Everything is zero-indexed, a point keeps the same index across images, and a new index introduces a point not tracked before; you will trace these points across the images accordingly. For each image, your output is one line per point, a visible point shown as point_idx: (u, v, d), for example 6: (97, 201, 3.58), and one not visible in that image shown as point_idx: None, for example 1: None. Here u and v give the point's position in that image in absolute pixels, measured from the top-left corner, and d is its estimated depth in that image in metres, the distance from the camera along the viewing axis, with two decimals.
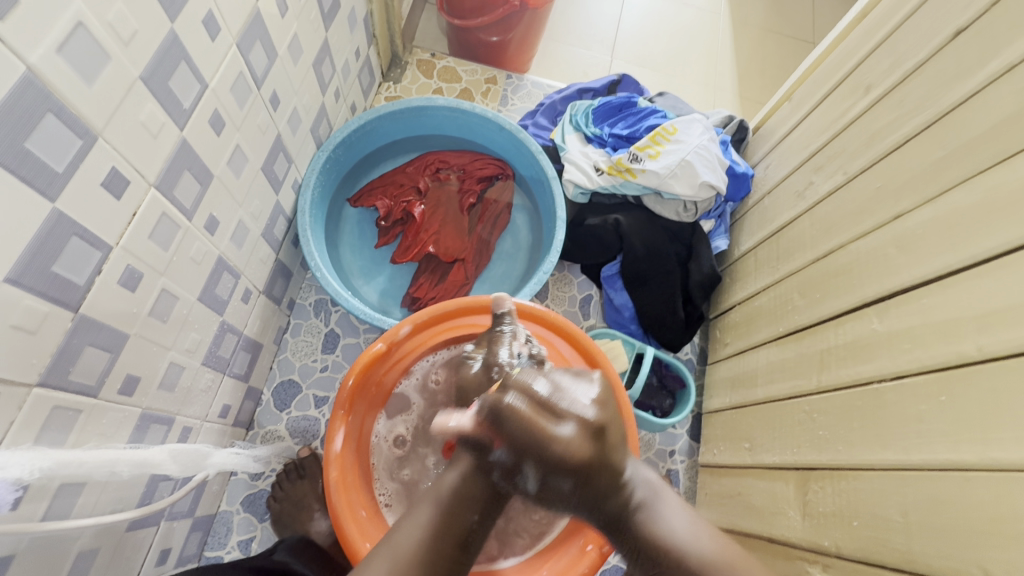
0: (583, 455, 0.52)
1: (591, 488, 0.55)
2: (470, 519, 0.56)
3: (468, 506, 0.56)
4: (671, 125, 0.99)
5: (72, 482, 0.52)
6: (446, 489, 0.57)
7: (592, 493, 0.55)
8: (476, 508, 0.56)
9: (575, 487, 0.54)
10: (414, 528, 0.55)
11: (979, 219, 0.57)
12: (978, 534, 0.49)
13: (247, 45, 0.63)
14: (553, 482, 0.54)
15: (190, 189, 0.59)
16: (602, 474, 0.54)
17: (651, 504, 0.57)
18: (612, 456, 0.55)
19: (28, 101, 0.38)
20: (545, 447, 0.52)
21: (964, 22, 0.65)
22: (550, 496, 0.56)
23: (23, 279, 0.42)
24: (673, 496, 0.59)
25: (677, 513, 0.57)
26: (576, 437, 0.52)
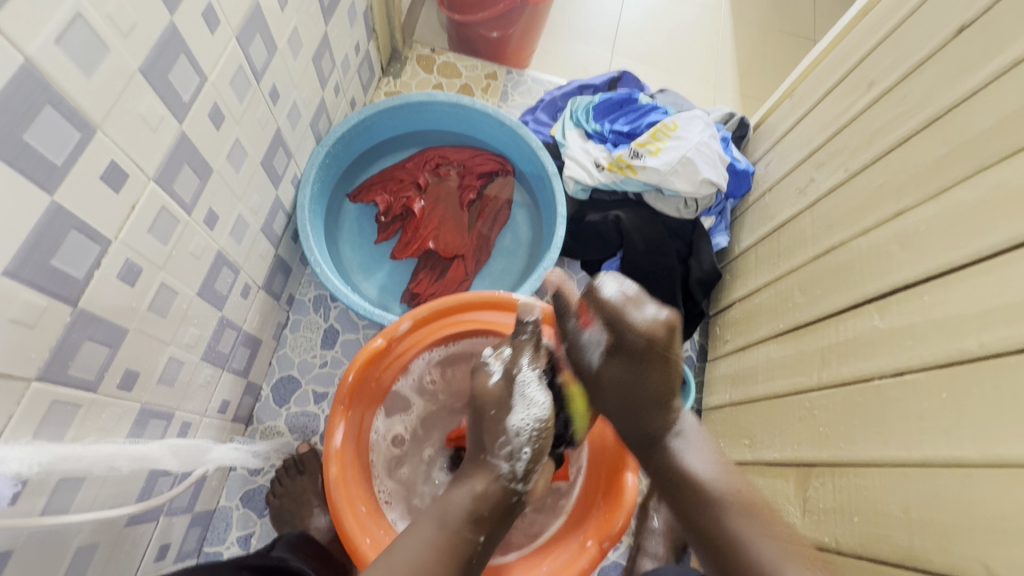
0: (654, 342, 0.63)
1: (647, 378, 0.65)
2: (476, 542, 0.59)
3: (472, 528, 0.59)
4: (672, 122, 0.99)
5: (72, 477, 0.52)
6: (454, 514, 0.60)
7: (643, 387, 0.66)
8: (482, 529, 0.60)
9: (634, 366, 0.65)
10: (418, 543, 0.57)
11: (981, 216, 0.57)
12: (979, 530, 0.50)
13: (247, 38, 0.62)
14: (619, 356, 0.66)
15: (190, 183, 0.59)
16: (655, 373, 0.65)
17: (686, 437, 0.66)
18: (672, 362, 0.65)
19: (27, 92, 0.38)
20: (620, 322, 0.63)
21: (967, 19, 0.65)
22: (609, 373, 0.67)
23: (22, 272, 0.42)
24: (708, 439, 0.67)
25: (705, 451, 0.65)
26: (653, 325, 0.63)
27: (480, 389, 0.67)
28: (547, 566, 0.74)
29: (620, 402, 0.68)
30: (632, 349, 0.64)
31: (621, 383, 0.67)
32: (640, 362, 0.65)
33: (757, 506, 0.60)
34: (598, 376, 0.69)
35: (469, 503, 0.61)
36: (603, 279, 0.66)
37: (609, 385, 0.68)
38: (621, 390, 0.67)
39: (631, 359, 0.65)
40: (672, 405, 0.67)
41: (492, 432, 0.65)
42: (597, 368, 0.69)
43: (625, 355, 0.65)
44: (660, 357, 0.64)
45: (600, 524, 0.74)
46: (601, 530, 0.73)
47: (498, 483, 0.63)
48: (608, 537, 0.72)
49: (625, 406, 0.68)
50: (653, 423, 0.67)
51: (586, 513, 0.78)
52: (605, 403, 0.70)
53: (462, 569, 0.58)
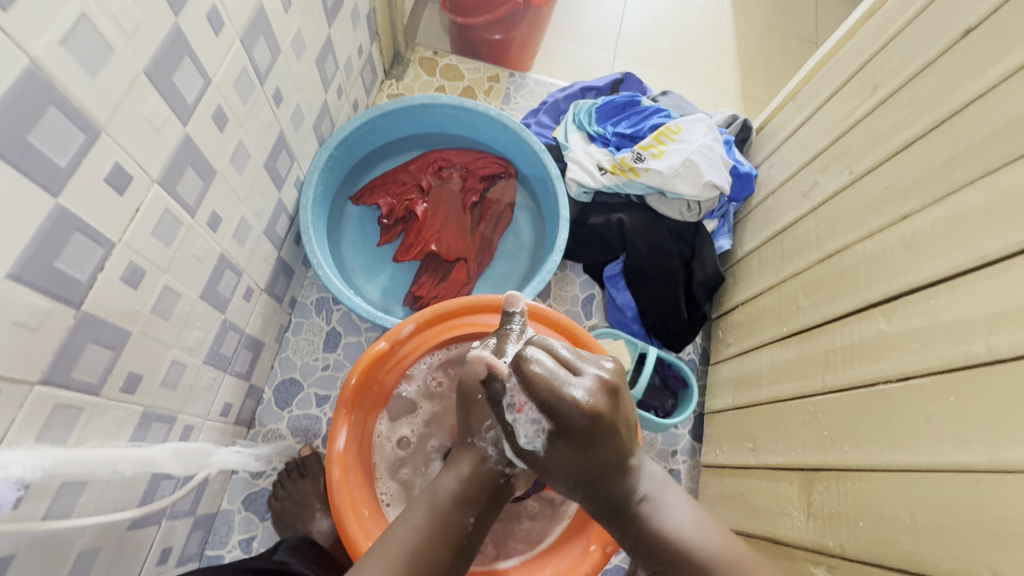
0: (600, 409, 0.56)
1: (597, 449, 0.58)
2: (466, 524, 0.59)
3: (464, 508, 0.59)
4: (675, 124, 0.98)
5: (74, 480, 0.52)
6: (443, 499, 0.59)
7: (595, 462, 0.58)
8: (471, 512, 0.60)
9: (581, 444, 0.58)
10: (408, 531, 0.57)
11: (990, 219, 0.56)
12: (988, 535, 0.49)
13: (251, 41, 0.62)
14: (559, 438, 0.58)
15: (193, 185, 0.59)
16: (608, 441, 0.58)
17: (657, 496, 0.60)
18: (620, 423, 0.59)
19: (32, 94, 0.38)
20: (556, 399, 0.55)
21: (974, 22, 0.65)
22: (554, 459, 0.59)
23: (26, 275, 0.42)
24: (679, 491, 0.61)
25: (681, 508, 0.59)
26: (595, 391, 0.57)
27: (467, 371, 0.66)
28: (551, 568, 0.74)
29: (574, 480, 0.60)
30: (573, 425, 0.56)
31: (572, 460, 0.59)
32: (588, 442, 0.57)
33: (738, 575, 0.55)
34: (546, 465, 0.60)
35: (457, 485, 0.60)
36: (530, 352, 0.57)
37: (560, 467, 0.59)
38: (573, 471, 0.59)
39: (576, 439, 0.57)
40: (631, 464, 0.60)
41: (477, 416, 0.64)
42: (544, 451, 0.59)
43: (569, 435, 0.57)
44: (606, 426, 0.57)
45: (603, 528, 0.74)
46: (603, 534, 0.73)
47: (485, 467, 0.62)
48: (611, 542, 0.72)
49: (584, 483, 0.60)
50: (616, 490, 0.60)
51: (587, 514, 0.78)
52: (559, 479, 0.61)
53: (451, 552, 0.57)
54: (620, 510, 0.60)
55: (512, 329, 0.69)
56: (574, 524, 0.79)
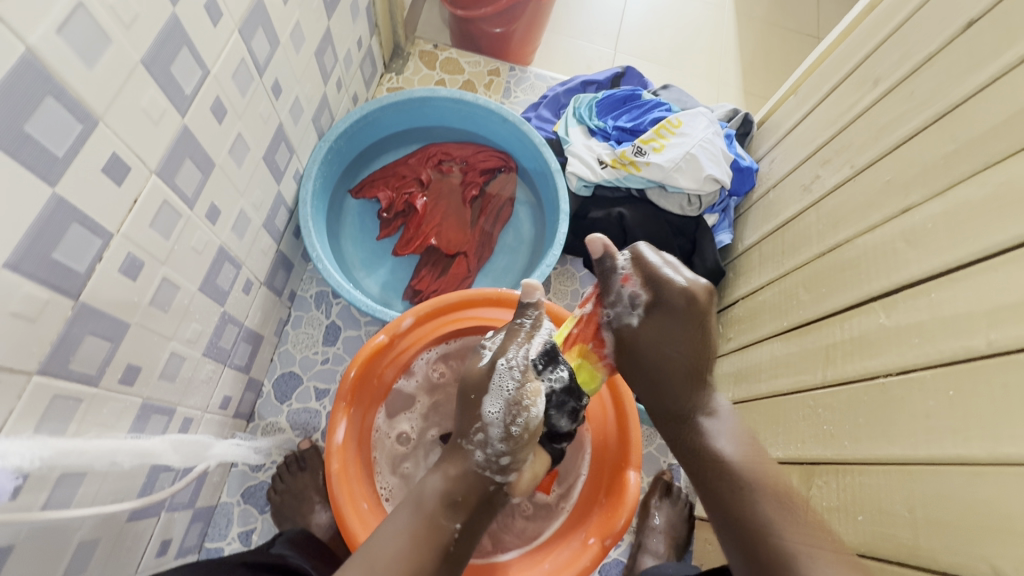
0: (702, 299, 0.66)
1: (690, 338, 0.67)
2: (452, 529, 0.60)
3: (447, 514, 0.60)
4: (676, 118, 0.98)
5: (73, 472, 0.52)
6: (429, 499, 0.61)
7: (673, 356, 0.68)
8: (457, 516, 0.61)
9: (674, 325, 0.67)
10: (396, 532, 0.58)
11: (990, 213, 0.56)
12: (986, 529, 0.49)
13: (249, 32, 0.62)
14: (654, 318, 0.67)
15: (192, 177, 0.59)
16: (688, 348, 0.68)
17: (715, 423, 0.67)
18: (710, 335, 0.68)
19: (28, 83, 0.38)
20: (660, 280, 0.66)
21: (977, 14, 0.64)
22: (637, 340, 0.69)
23: (22, 265, 0.42)
24: (736, 422, 0.67)
25: (734, 435, 0.65)
26: (700, 286, 0.65)
27: (469, 371, 0.70)
28: (549, 563, 0.74)
29: (649, 371, 0.70)
30: (669, 304, 0.66)
31: (665, 333, 0.68)
32: (686, 322, 0.66)
33: (766, 471, 0.61)
34: (635, 336, 0.69)
35: (442, 486, 0.62)
36: (643, 247, 0.68)
37: (648, 343, 0.68)
38: (653, 353, 0.68)
39: (669, 316, 0.67)
40: (705, 385, 0.68)
41: (469, 416, 0.67)
42: (639, 322, 0.69)
43: (663, 308, 0.67)
44: (698, 319, 0.66)
45: (602, 522, 0.73)
46: (603, 528, 0.73)
47: (472, 469, 0.65)
48: (611, 535, 0.71)
49: (654, 380, 0.69)
50: (687, 399, 0.68)
51: (588, 509, 0.78)
52: (637, 373, 0.72)
53: (439, 556, 0.58)
54: (686, 422, 0.68)
55: (522, 325, 0.69)
56: (575, 516, 0.79)
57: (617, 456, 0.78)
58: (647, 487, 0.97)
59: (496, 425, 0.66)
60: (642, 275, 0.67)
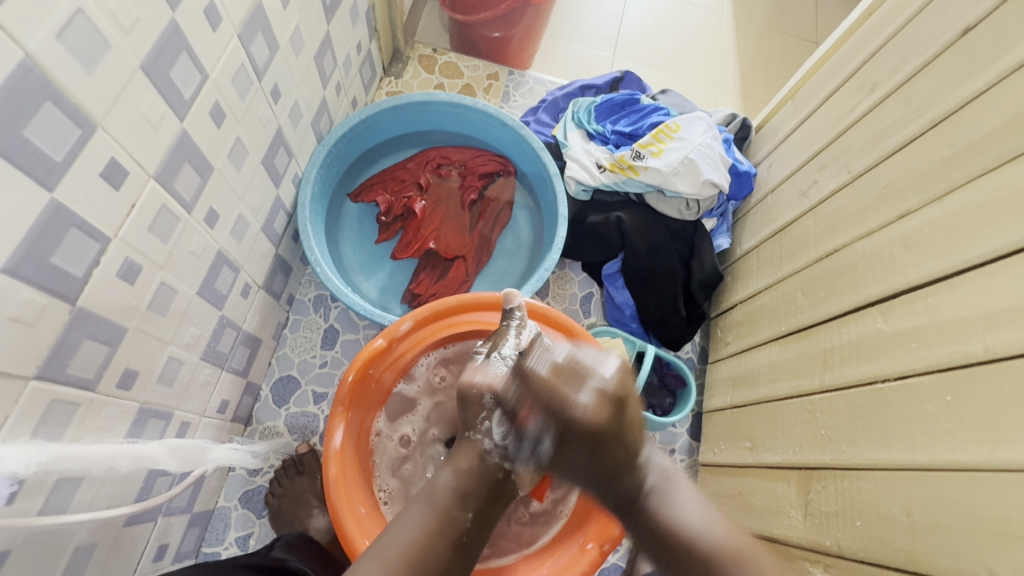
0: (603, 418, 0.62)
1: (605, 453, 0.63)
2: (465, 519, 0.59)
3: (461, 504, 0.60)
4: (674, 123, 0.98)
5: (70, 476, 0.52)
6: (441, 493, 0.60)
7: (602, 459, 0.63)
8: (469, 507, 0.60)
9: (588, 450, 0.64)
10: (410, 525, 0.57)
11: (987, 219, 0.56)
12: (984, 534, 0.49)
13: (248, 37, 0.62)
14: (571, 447, 0.65)
15: (190, 181, 0.59)
16: (616, 445, 0.62)
17: (662, 488, 0.62)
18: (629, 428, 0.63)
19: (27, 89, 0.38)
20: (559, 401, 0.64)
21: (973, 21, 0.64)
22: (562, 462, 0.67)
23: (21, 270, 0.42)
24: (688, 482, 0.63)
25: (689, 496, 0.61)
26: (595, 403, 0.63)
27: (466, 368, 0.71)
28: (548, 567, 0.74)
29: (587, 473, 0.65)
30: (580, 431, 0.63)
31: (574, 455, 0.65)
32: (592, 446, 0.63)
33: (726, 551, 0.56)
34: (556, 463, 0.68)
35: (453, 480, 0.62)
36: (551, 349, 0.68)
37: (568, 465, 0.66)
38: (584, 469, 0.65)
39: (585, 442, 0.63)
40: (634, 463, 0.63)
41: (472, 410, 0.68)
42: (553, 454, 0.67)
43: (574, 444, 0.64)
44: (608, 436, 0.62)
45: (599, 527, 0.73)
46: (601, 533, 0.73)
47: (480, 461, 0.64)
48: (609, 539, 0.72)
49: (594, 477, 0.65)
50: (625, 482, 0.63)
51: (585, 512, 0.77)
52: (575, 475, 0.67)
53: (451, 547, 0.57)
54: (634, 502, 0.62)
55: (510, 325, 0.71)
56: (573, 520, 0.78)
57: None
58: None
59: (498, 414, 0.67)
60: (521, 379, 0.66)
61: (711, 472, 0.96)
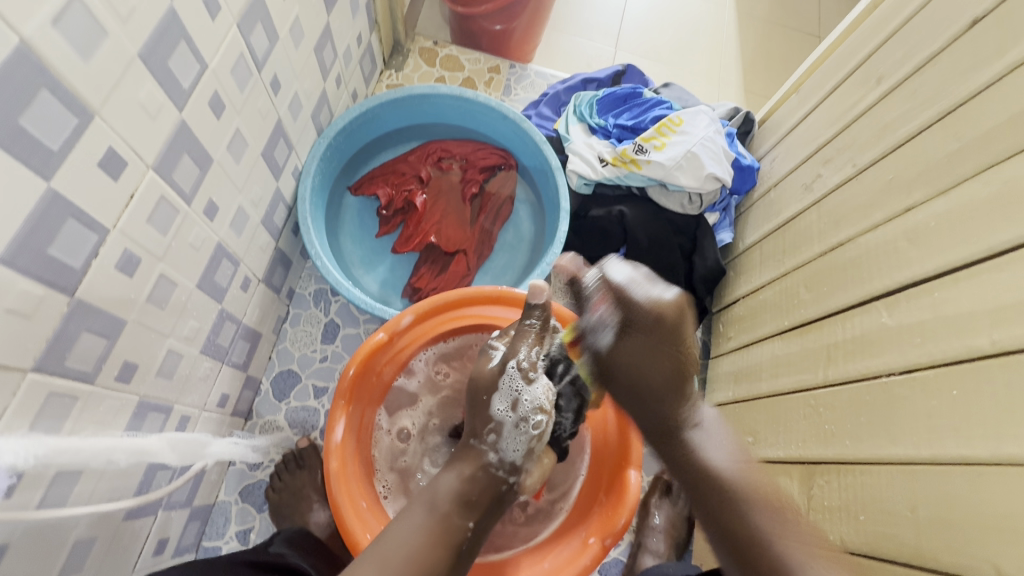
0: (669, 314, 0.60)
1: (663, 354, 0.62)
2: (466, 528, 0.58)
3: (461, 512, 0.59)
4: (677, 116, 0.98)
5: (68, 470, 0.51)
6: (443, 498, 0.59)
7: (656, 368, 0.62)
8: (472, 515, 0.60)
9: (647, 338, 0.61)
10: (411, 527, 0.56)
11: (993, 212, 0.56)
12: (989, 530, 0.49)
13: (248, 26, 0.61)
14: (627, 340, 0.62)
15: (190, 172, 0.58)
16: (672, 348, 0.61)
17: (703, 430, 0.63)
18: (685, 332, 0.62)
19: (22, 76, 0.37)
20: (626, 298, 0.60)
21: (981, 12, 0.64)
22: (611, 364, 0.64)
23: (18, 260, 0.41)
24: (724, 430, 0.65)
25: (725, 442, 0.63)
26: (666, 300, 0.60)
27: (479, 371, 0.68)
28: (549, 561, 0.73)
29: (632, 400, 0.65)
30: (640, 325, 0.60)
31: (639, 357, 0.62)
32: (652, 335, 0.61)
33: (758, 492, 0.57)
34: (607, 370, 0.65)
35: (457, 486, 0.61)
36: (610, 263, 0.63)
37: (621, 371, 0.63)
38: (633, 375, 0.63)
39: (643, 332, 0.61)
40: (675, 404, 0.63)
41: (480, 417, 0.66)
42: (613, 349, 0.63)
43: (636, 330, 0.61)
44: (659, 356, 0.61)
45: (602, 521, 0.73)
46: (603, 527, 0.72)
47: (484, 470, 0.64)
48: (611, 534, 0.71)
49: (640, 394, 0.64)
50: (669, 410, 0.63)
51: (587, 508, 0.78)
52: (617, 389, 0.65)
53: (449, 555, 0.56)
54: (671, 438, 0.63)
55: (532, 327, 0.66)
56: (575, 514, 0.79)
57: (619, 455, 0.77)
58: (646, 487, 0.97)
59: (508, 426, 0.66)
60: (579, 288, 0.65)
61: None
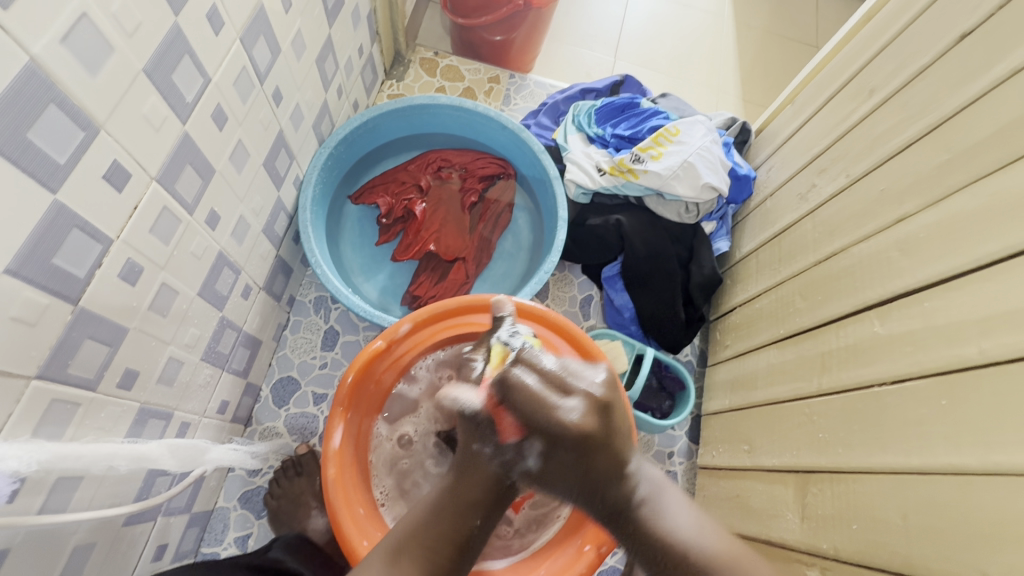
0: (590, 425, 0.56)
1: (593, 461, 0.57)
2: (473, 525, 0.58)
3: (472, 511, 0.58)
4: (674, 126, 0.99)
5: (69, 476, 0.52)
6: (445, 497, 0.60)
7: (596, 465, 0.57)
8: (478, 514, 0.58)
9: (577, 456, 0.56)
10: (417, 519, 0.59)
11: (983, 223, 0.57)
12: (978, 538, 0.49)
13: (251, 40, 0.62)
14: (555, 455, 0.57)
15: (192, 183, 0.59)
16: (604, 451, 0.56)
17: (656, 499, 0.57)
18: (615, 437, 0.57)
19: (31, 92, 0.38)
20: (539, 409, 0.56)
21: (970, 26, 0.65)
22: (550, 471, 0.58)
23: (23, 270, 0.42)
24: (676, 490, 0.59)
25: (684, 511, 0.57)
26: (583, 408, 0.56)
27: (464, 380, 0.70)
28: (546, 569, 0.74)
29: (572, 483, 0.58)
30: (557, 435, 0.55)
31: (567, 471, 0.57)
32: (583, 450, 0.56)
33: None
34: (543, 473, 0.59)
35: (462, 485, 0.61)
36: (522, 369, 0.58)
37: (558, 473, 0.58)
38: (573, 469, 0.57)
39: (576, 443, 0.56)
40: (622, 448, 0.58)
41: None
42: (542, 465, 0.58)
43: (563, 444, 0.56)
44: (602, 435, 0.56)
45: (597, 529, 0.74)
46: (598, 535, 0.73)
47: (492, 475, 0.59)
48: (606, 543, 0.72)
49: (582, 484, 0.58)
50: (614, 493, 0.57)
51: (583, 517, 0.78)
52: (560, 487, 0.60)
53: (461, 550, 0.57)
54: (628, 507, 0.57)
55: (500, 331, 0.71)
56: (571, 521, 0.79)
57: None
58: None
59: None
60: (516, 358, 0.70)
61: (709, 475, 0.95)
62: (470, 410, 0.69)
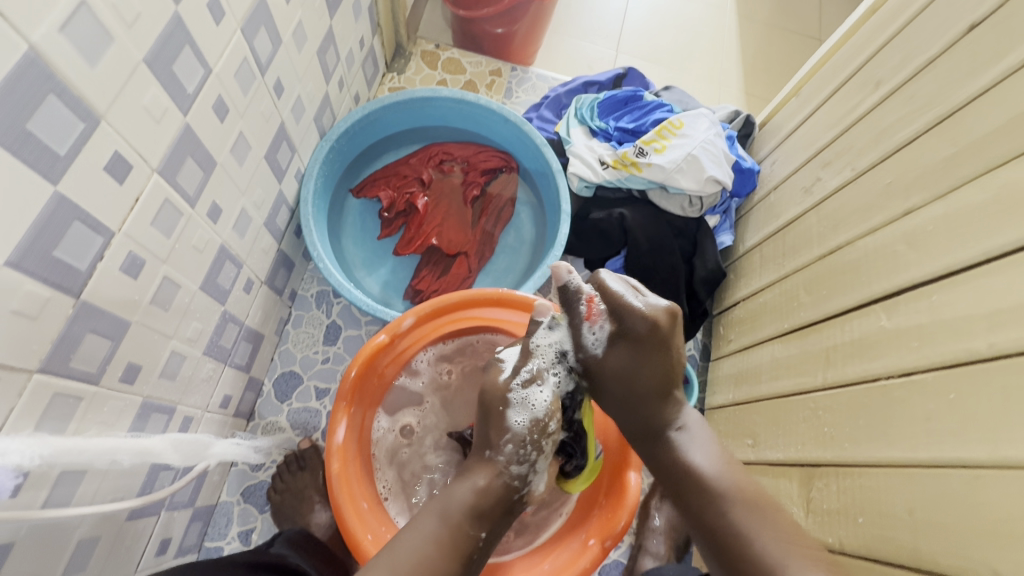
0: (655, 323, 0.63)
1: (648, 365, 0.65)
2: (477, 538, 0.58)
3: (476, 523, 0.58)
4: (677, 119, 0.98)
5: (72, 470, 0.51)
6: (456, 508, 0.58)
7: (644, 378, 0.65)
8: (484, 526, 0.58)
9: (633, 352, 0.65)
10: (419, 540, 0.55)
11: (991, 217, 0.56)
12: (986, 533, 0.49)
13: (252, 31, 0.62)
14: (615, 347, 0.66)
15: (193, 176, 0.59)
16: (658, 355, 0.64)
17: (689, 430, 0.65)
18: (669, 350, 0.64)
19: (29, 82, 0.38)
20: (624, 310, 0.64)
21: (978, 17, 0.64)
22: (603, 376, 0.68)
23: (23, 264, 0.42)
24: (712, 437, 0.66)
25: (708, 447, 0.64)
26: (658, 310, 0.64)
27: (491, 383, 0.67)
28: (549, 564, 0.73)
29: (623, 395, 0.67)
30: (634, 334, 0.64)
31: (626, 370, 0.66)
32: (642, 348, 0.64)
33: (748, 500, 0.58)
34: (597, 372, 0.68)
35: (471, 497, 0.59)
36: (607, 277, 0.67)
37: (611, 378, 0.67)
38: (622, 383, 0.66)
39: (633, 343, 0.65)
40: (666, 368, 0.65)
41: (494, 428, 0.64)
42: (603, 354, 0.67)
43: (628, 340, 0.65)
44: (662, 344, 0.64)
45: (602, 524, 0.73)
46: (603, 529, 0.72)
47: (500, 480, 0.61)
48: (611, 536, 0.71)
49: (628, 398, 0.66)
50: (656, 414, 0.66)
51: (586, 514, 0.78)
52: (608, 396, 0.68)
53: (460, 566, 0.56)
54: (656, 436, 0.66)
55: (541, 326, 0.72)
56: (574, 518, 0.79)
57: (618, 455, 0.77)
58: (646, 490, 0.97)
59: (524, 437, 0.64)
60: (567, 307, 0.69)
61: None
62: (490, 418, 0.65)
